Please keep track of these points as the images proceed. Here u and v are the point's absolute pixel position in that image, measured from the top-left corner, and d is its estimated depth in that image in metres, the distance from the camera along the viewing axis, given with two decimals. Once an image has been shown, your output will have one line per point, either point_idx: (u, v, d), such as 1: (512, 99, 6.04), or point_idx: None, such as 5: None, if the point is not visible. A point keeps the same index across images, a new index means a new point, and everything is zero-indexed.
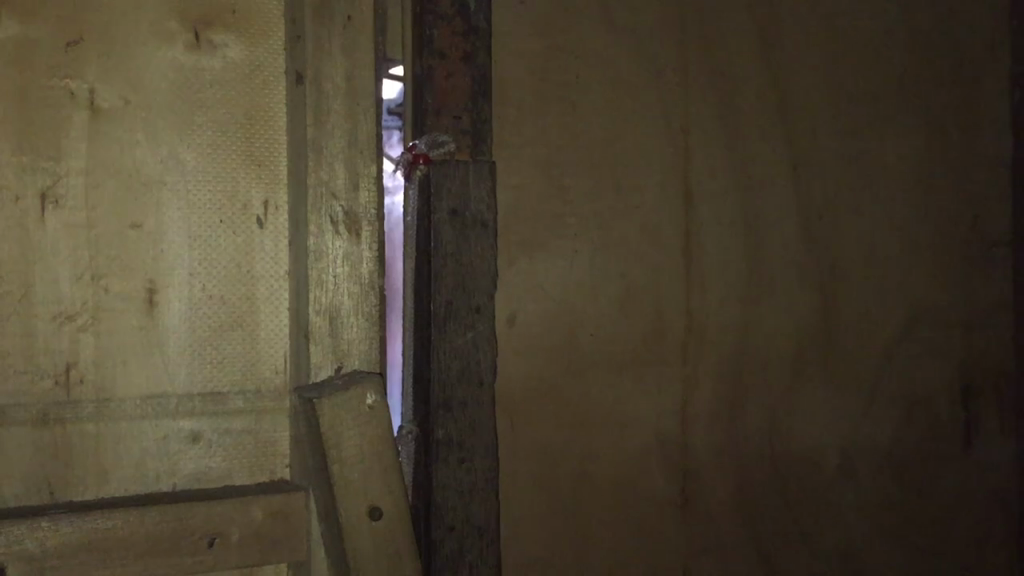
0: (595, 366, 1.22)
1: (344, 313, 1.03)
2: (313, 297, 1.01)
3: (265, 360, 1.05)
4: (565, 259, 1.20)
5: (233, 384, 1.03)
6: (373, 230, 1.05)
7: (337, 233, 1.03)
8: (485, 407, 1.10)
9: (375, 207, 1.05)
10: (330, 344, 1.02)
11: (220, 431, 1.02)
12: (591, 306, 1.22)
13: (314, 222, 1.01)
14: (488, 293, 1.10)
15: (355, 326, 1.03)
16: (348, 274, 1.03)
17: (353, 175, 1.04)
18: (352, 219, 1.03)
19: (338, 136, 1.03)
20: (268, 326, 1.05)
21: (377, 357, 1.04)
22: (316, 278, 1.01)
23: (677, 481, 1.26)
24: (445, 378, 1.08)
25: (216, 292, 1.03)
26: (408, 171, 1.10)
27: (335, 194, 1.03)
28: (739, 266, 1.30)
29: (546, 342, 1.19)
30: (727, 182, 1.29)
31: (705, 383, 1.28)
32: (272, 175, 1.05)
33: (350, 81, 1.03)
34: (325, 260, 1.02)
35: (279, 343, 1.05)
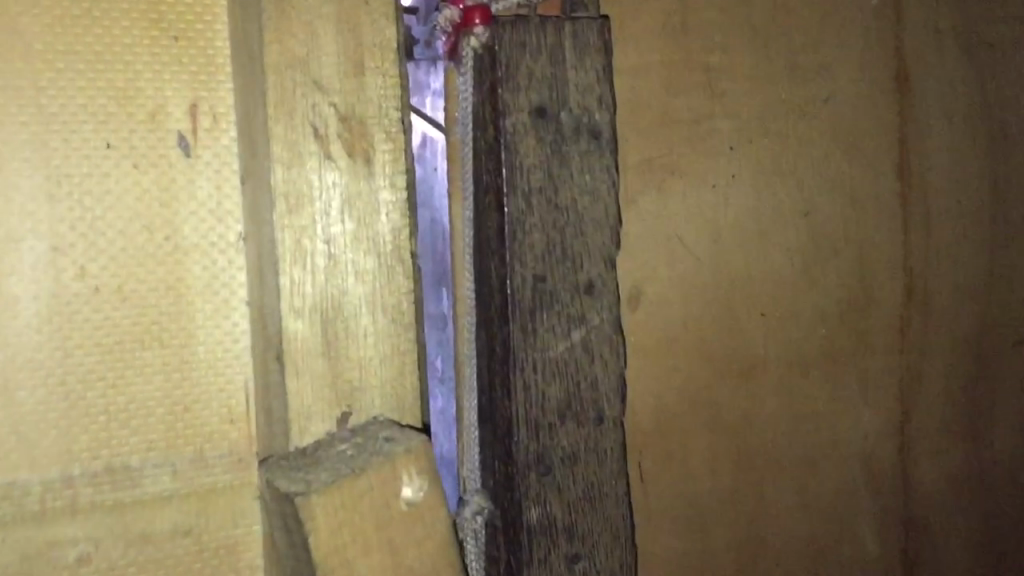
0: (766, 369, 0.73)
1: (349, 310, 0.55)
2: (289, 284, 0.53)
3: (208, 400, 0.57)
4: (716, 192, 0.71)
5: (152, 448, 0.56)
6: (399, 151, 0.55)
7: (328, 158, 0.54)
8: (610, 463, 0.61)
9: (399, 107, 0.55)
10: (325, 373, 0.54)
11: (130, 538, 0.55)
12: (758, 269, 0.73)
13: (282, 140, 0.53)
14: (609, 259, 0.61)
15: (370, 334, 0.55)
16: (353, 237, 0.55)
17: (352, 47, 0.54)
18: (357, 132, 0.54)
19: None
20: (212, 336, 0.57)
21: (412, 389, 0.56)
22: (293, 249, 0.53)
23: (897, 541, 0.79)
24: (537, 418, 0.59)
25: (106, 281, 0.55)
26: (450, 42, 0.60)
27: (320, 85, 0.54)
28: (985, 189, 0.80)
29: (692, 333, 0.71)
30: (964, 53, 0.79)
31: (936, 382, 0.79)
32: (203, 57, 0.57)
33: None
34: (307, 213, 0.54)
35: (232, 366, 0.58)
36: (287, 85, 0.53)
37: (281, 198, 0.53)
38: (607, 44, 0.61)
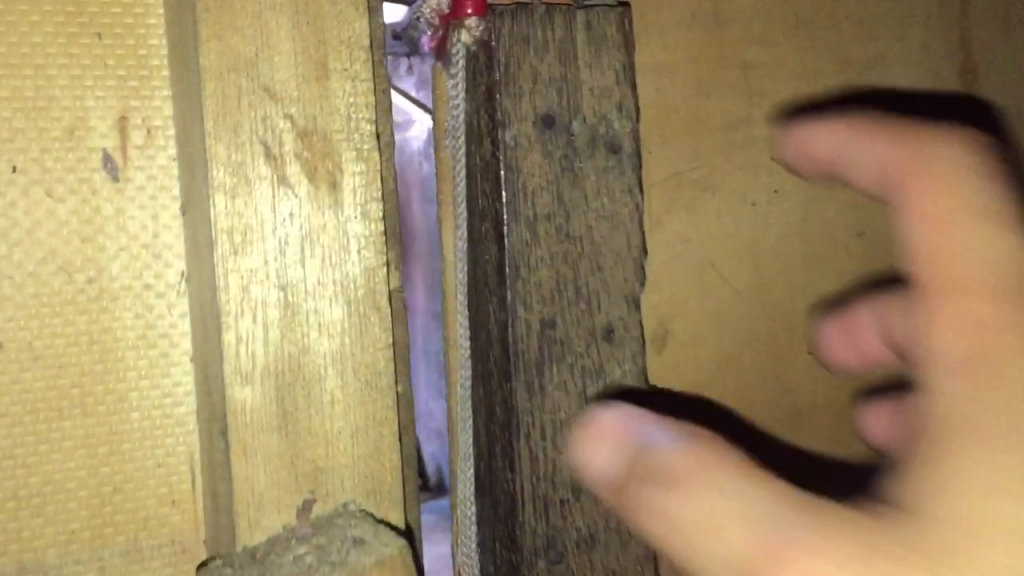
0: (813, 418, 0.63)
1: (315, 368, 0.47)
2: (235, 335, 0.45)
3: (145, 477, 0.47)
4: (753, 211, 0.61)
5: (77, 537, 0.46)
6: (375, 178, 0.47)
7: (286, 184, 0.46)
8: (636, 551, 0.50)
9: (373, 120, 0.47)
10: (285, 445, 0.46)
11: None
12: (804, 303, 0.62)
13: (226, 162, 0.45)
14: (632, 299, 0.50)
15: (338, 398, 0.47)
16: (317, 281, 0.47)
17: (314, 52, 0.46)
18: (320, 151, 0.46)
19: None
20: (147, 400, 0.47)
21: (388, 461, 0.48)
22: (245, 303, 0.45)
23: None
24: (547, 496, 0.49)
25: (12, 336, 0.45)
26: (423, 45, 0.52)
27: (273, 96, 0.46)
28: None
29: (725, 379, 0.61)
30: None
31: None
32: (136, 58, 0.47)
33: None
34: (258, 250, 0.46)
35: (174, 436, 0.48)
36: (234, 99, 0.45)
37: (226, 232, 0.45)
38: (629, 38, 0.50)
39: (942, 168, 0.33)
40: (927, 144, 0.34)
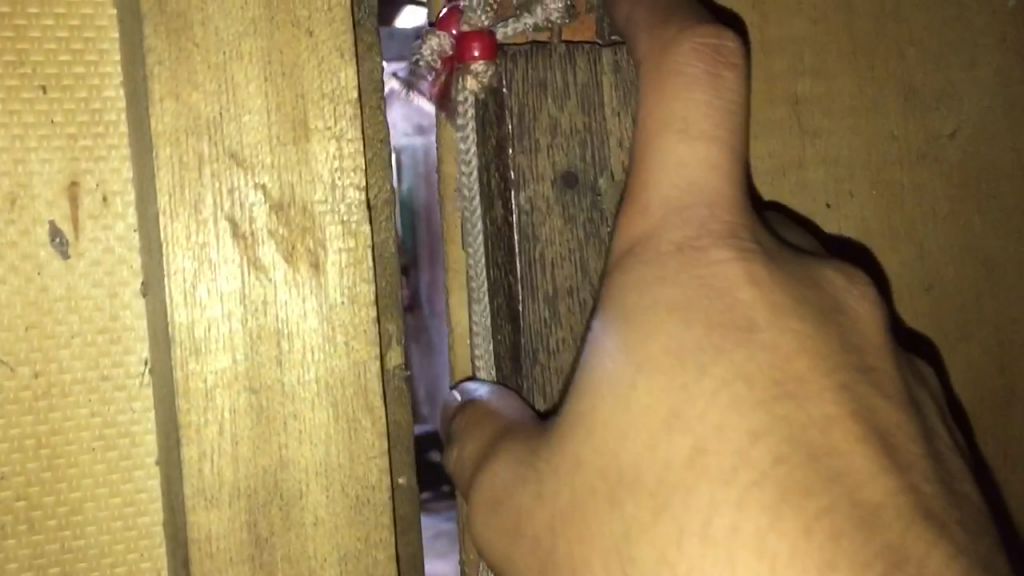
0: None
1: (282, 431, 0.55)
2: (196, 402, 0.54)
3: (107, 511, 0.56)
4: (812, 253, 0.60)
5: (47, 543, 0.55)
6: (357, 253, 0.56)
7: (260, 259, 0.55)
8: None
9: (346, 189, 0.56)
10: (252, 497, 0.55)
11: None
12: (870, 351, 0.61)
13: (188, 240, 0.54)
14: None
15: (302, 451, 0.56)
16: (287, 352, 0.55)
17: (288, 112, 0.55)
18: (295, 222, 0.55)
19: (234, 56, 0.54)
20: (104, 445, 0.56)
21: (335, 513, 0.56)
22: (224, 372, 0.54)
23: None
24: None
25: None
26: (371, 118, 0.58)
27: (242, 164, 0.54)
28: None
29: None
30: None
31: None
32: (81, 136, 0.55)
33: None
34: (213, 331, 0.54)
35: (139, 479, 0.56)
36: (198, 171, 0.54)
37: (181, 313, 0.54)
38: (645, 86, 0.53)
39: (665, 115, 0.43)
40: (674, 73, 0.43)
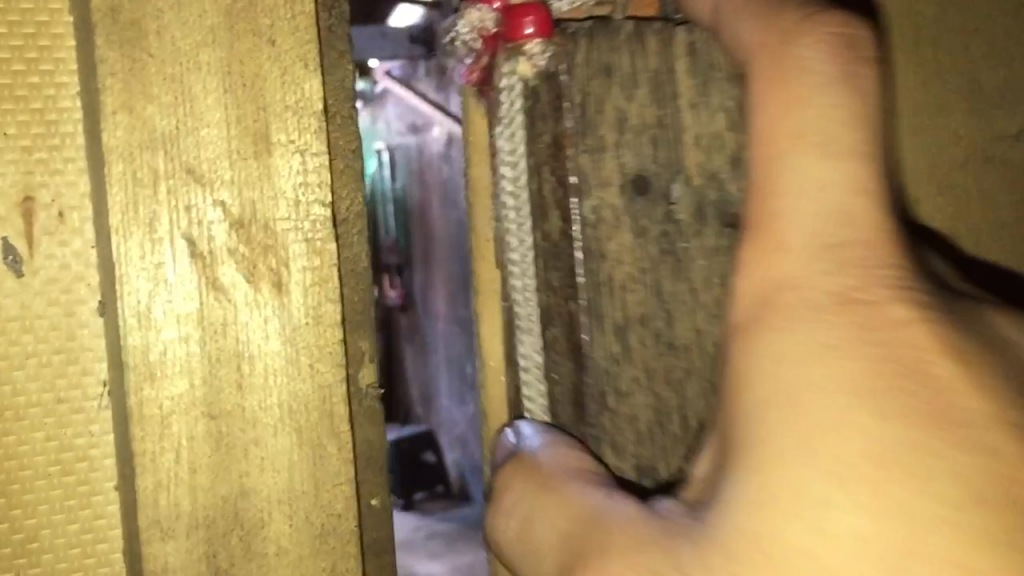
0: None
1: (259, 343, 0.98)
2: (179, 313, 0.95)
3: (147, 394, 0.95)
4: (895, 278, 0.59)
5: (105, 424, 0.95)
6: (318, 255, 1.00)
7: (225, 235, 0.97)
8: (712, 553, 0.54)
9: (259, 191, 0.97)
10: (233, 379, 0.97)
11: (147, 488, 0.95)
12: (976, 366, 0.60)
13: (189, 227, 0.96)
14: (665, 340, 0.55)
15: (268, 356, 0.98)
16: (248, 302, 0.98)
17: (250, 131, 0.97)
18: (257, 228, 0.98)
19: (210, 113, 0.96)
20: (133, 344, 0.94)
21: (296, 390, 1.00)
22: (163, 358, 0.95)
23: None
24: None
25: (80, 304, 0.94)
26: (312, 171, 1.00)
27: (198, 178, 0.96)
28: None
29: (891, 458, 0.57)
30: None
31: None
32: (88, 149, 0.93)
33: (261, 59, 0.98)
34: (212, 275, 0.97)
35: (158, 372, 0.95)
36: (153, 188, 0.94)
37: (178, 261, 0.95)
38: None
39: None
40: None
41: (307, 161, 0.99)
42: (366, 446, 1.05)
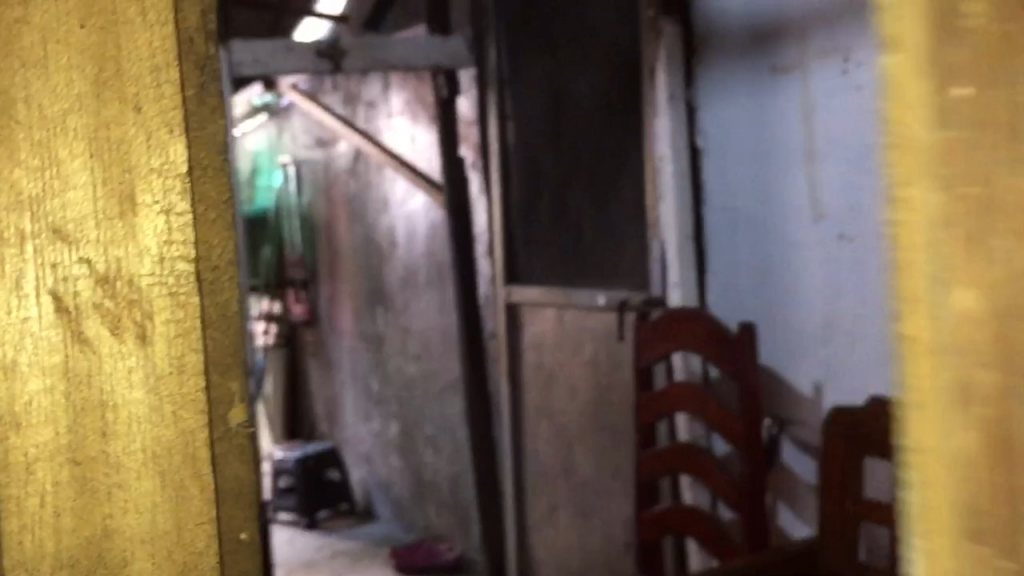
0: None
1: (122, 358, 1.35)
2: (40, 328, 1.32)
3: (24, 387, 1.32)
4: None
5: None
6: (166, 296, 1.36)
7: (84, 266, 1.32)
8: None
9: (114, 239, 1.33)
10: (91, 381, 1.34)
11: (28, 454, 1.32)
12: None
13: (51, 269, 1.31)
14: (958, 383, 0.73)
15: (123, 367, 1.35)
16: (106, 327, 1.34)
17: (112, 186, 1.33)
18: (119, 279, 1.34)
19: (78, 170, 1.32)
20: (15, 351, 1.32)
21: (141, 397, 1.36)
22: (24, 393, 1.32)
23: None
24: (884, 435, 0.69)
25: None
26: (175, 230, 1.37)
27: (65, 231, 1.32)
28: None
29: None
30: None
31: None
32: None
33: (124, 137, 1.33)
34: (66, 298, 1.32)
35: (36, 367, 1.32)
36: (20, 249, 1.30)
37: (42, 290, 1.31)
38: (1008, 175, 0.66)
39: None
40: None
41: (170, 221, 1.36)
42: (234, 485, 1.43)
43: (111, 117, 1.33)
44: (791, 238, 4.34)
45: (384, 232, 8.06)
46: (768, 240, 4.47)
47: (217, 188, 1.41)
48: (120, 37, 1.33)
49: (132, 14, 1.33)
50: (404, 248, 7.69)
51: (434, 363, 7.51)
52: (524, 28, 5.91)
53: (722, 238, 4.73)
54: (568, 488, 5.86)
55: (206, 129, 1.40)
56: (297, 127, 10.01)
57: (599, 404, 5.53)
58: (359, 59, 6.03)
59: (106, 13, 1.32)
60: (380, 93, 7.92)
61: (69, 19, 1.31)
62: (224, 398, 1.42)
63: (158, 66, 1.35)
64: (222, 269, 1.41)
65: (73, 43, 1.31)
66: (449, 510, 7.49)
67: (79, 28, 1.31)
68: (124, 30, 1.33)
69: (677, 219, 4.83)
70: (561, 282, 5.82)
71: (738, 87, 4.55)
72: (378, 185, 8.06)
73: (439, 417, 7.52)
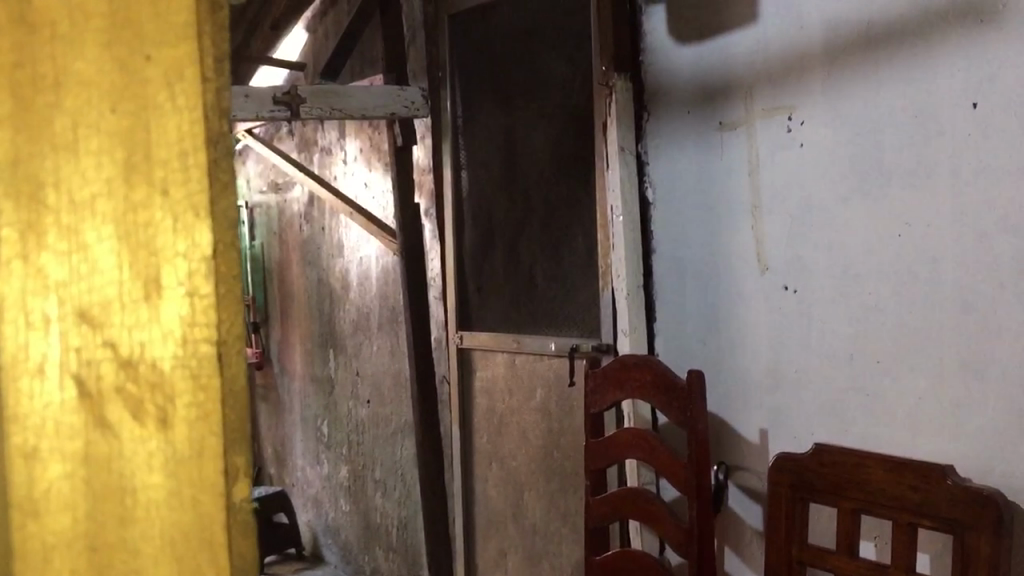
0: None
1: (138, 502, 0.90)
2: (62, 456, 0.88)
3: (35, 541, 0.88)
4: None
5: None
6: (202, 413, 0.91)
7: (108, 373, 0.88)
8: None
9: (142, 332, 0.89)
10: (104, 534, 0.89)
11: None
12: None
13: (72, 373, 0.88)
14: None
15: (147, 515, 0.90)
16: (136, 461, 0.90)
17: (136, 254, 0.88)
18: (144, 390, 0.89)
19: (102, 229, 0.88)
20: (32, 487, 0.87)
21: (164, 558, 0.91)
22: (41, 487, 0.87)
23: None
24: None
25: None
26: (200, 317, 0.90)
27: (90, 319, 0.87)
28: None
29: None
30: None
31: None
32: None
33: (152, 189, 0.89)
34: (102, 423, 0.89)
35: (51, 515, 0.88)
36: (45, 332, 0.87)
37: (68, 401, 0.88)
38: None
39: None
40: None
41: (194, 304, 0.90)
42: None
43: (136, 180, 0.88)
44: (737, 287, 4.50)
45: (337, 275, 8.11)
46: (715, 290, 4.61)
47: (231, 262, 0.92)
48: (144, 89, 0.89)
49: (161, 99, 0.89)
50: (357, 292, 7.74)
51: (386, 407, 7.54)
52: (478, 80, 6.04)
53: (671, 286, 4.88)
54: (520, 531, 5.92)
55: (225, 203, 0.92)
56: (252, 170, 10.12)
57: (551, 449, 5.63)
58: (315, 106, 5.89)
59: (138, 97, 0.88)
60: (336, 138, 8.05)
61: (97, 103, 0.87)
62: (234, 473, 0.92)
63: (188, 150, 0.90)
64: (233, 345, 0.92)
65: (100, 131, 0.88)
66: (398, 554, 7.50)
67: (110, 110, 0.88)
68: (151, 117, 0.89)
69: (628, 267, 4.90)
70: (512, 328, 5.90)
71: (688, 141, 4.71)
72: (333, 229, 8.11)
73: (390, 459, 7.54)
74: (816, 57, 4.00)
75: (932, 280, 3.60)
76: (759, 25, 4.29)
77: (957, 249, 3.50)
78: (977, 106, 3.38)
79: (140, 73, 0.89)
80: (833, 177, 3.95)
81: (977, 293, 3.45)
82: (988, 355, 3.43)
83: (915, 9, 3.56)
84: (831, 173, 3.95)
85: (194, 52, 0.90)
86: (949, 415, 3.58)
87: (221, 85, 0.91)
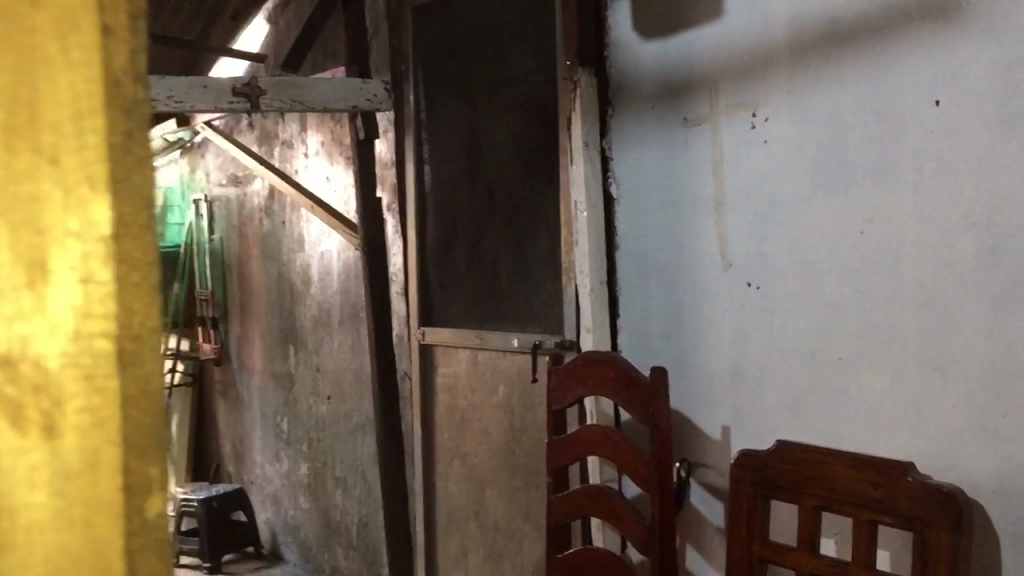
0: None
1: (33, 505, 0.82)
2: None
3: None
4: None
5: None
6: (101, 409, 0.84)
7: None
8: None
9: (35, 317, 0.81)
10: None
11: None
12: None
13: None
14: None
15: (41, 521, 0.83)
16: (27, 461, 0.82)
17: (25, 231, 0.81)
18: (38, 383, 0.82)
19: None
20: None
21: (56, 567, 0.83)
22: None
23: None
24: None
25: None
26: (99, 306, 0.84)
27: None
28: None
29: None
30: None
31: None
32: None
33: (45, 157, 0.82)
34: None
35: None
36: None
37: None
38: None
39: None
40: None
41: (92, 291, 0.83)
42: None
43: (28, 151, 0.81)
44: (701, 285, 4.40)
45: (298, 271, 7.95)
46: (679, 287, 4.52)
47: (143, 246, 0.87)
48: (35, 50, 0.82)
49: (53, 56, 0.82)
50: (318, 287, 7.57)
51: (347, 404, 7.39)
52: (440, 72, 5.92)
53: (634, 283, 4.77)
54: (482, 530, 5.80)
55: (132, 180, 0.86)
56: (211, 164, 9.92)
57: (513, 447, 5.52)
58: (276, 97, 5.70)
59: (28, 53, 0.81)
60: (297, 131, 7.89)
61: None
62: (142, 486, 0.87)
63: (84, 115, 0.83)
64: (144, 340, 0.87)
65: None
66: (358, 552, 7.33)
67: None
68: (41, 76, 0.82)
69: (592, 263, 4.77)
70: (475, 325, 5.76)
71: (652, 137, 4.62)
72: (294, 223, 7.94)
73: (350, 458, 7.38)
74: (782, 54, 3.91)
75: (892, 278, 3.53)
76: (723, 22, 4.20)
77: (919, 246, 3.43)
78: (939, 104, 3.32)
79: (26, 26, 0.81)
80: (798, 175, 3.86)
81: (941, 289, 3.37)
82: (949, 354, 3.36)
83: (881, 7, 3.49)
84: (794, 170, 3.88)
85: (94, 7, 0.84)
86: (911, 415, 3.50)
87: (130, 47, 0.86)
